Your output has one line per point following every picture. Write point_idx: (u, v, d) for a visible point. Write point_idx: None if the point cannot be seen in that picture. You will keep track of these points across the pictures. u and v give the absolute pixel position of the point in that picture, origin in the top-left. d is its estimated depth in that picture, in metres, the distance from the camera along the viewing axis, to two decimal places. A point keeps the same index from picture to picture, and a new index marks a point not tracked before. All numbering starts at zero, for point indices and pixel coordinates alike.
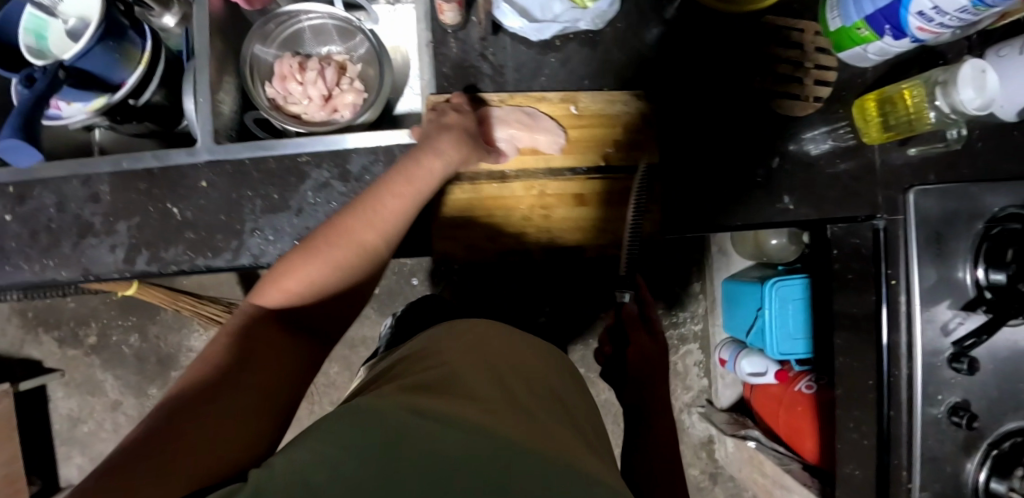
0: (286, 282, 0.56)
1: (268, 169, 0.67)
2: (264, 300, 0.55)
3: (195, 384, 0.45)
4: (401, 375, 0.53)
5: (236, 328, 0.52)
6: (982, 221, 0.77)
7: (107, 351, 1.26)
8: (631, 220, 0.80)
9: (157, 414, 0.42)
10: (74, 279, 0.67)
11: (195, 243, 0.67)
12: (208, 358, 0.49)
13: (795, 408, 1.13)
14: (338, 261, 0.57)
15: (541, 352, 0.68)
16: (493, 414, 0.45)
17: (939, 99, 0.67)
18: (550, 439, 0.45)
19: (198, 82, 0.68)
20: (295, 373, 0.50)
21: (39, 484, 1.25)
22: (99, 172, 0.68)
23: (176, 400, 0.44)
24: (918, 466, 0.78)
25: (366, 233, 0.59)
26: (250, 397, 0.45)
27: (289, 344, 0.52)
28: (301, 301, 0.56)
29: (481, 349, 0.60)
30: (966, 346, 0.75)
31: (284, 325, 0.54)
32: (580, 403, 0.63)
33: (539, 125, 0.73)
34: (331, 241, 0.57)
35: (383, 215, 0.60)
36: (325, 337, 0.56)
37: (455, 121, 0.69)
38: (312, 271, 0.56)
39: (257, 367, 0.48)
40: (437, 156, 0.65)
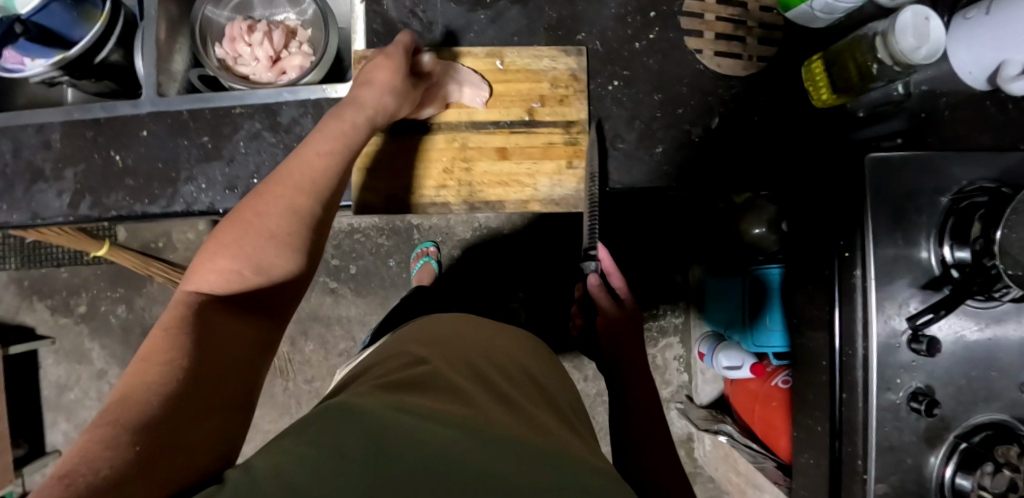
0: (219, 262, 0.51)
1: (204, 118, 0.71)
2: (200, 283, 0.50)
3: (145, 383, 0.41)
4: (386, 364, 0.54)
5: (178, 316, 0.47)
6: (948, 194, 0.70)
7: (96, 320, 1.31)
8: (556, 175, 0.76)
9: (110, 422, 0.38)
10: (23, 222, 0.71)
11: (135, 190, 0.71)
12: (150, 351, 0.43)
13: (771, 404, 1.03)
14: (278, 231, 0.53)
15: (514, 340, 0.64)
16: (476, 406, 0.47)
17: (880, 51, 0.63)
18: (540, 426, 0.48)
19: (145, 39, 0.72)
20: (253, 352, 0.48)
21: (25, 447, 1.30)
22: (51, 122, 0.71)
23: (127, 404, 0.39)
24: (873, 455, 0.70)
25: (298, 197, 0.55)
26: (210, 392, 0.42)
27: (238, 330, 0.48)
28: (243, 280, 0.51)
29: (456, 332, 0.61)
30: (920, 324, 0.67)
31: (231, 307, 0.50)
32: (553, 376, 0.61)
33: (465, 78, 0.74)
34: (268, 205, 0.54)
35: (318, 178, 0.57)
36: (278, 314, 0.53)
37: (382, 67, 0.66)
38: (253, 245, 0.52)
39: (210, 354, 0.44)
40: (360, 105, 0.64)
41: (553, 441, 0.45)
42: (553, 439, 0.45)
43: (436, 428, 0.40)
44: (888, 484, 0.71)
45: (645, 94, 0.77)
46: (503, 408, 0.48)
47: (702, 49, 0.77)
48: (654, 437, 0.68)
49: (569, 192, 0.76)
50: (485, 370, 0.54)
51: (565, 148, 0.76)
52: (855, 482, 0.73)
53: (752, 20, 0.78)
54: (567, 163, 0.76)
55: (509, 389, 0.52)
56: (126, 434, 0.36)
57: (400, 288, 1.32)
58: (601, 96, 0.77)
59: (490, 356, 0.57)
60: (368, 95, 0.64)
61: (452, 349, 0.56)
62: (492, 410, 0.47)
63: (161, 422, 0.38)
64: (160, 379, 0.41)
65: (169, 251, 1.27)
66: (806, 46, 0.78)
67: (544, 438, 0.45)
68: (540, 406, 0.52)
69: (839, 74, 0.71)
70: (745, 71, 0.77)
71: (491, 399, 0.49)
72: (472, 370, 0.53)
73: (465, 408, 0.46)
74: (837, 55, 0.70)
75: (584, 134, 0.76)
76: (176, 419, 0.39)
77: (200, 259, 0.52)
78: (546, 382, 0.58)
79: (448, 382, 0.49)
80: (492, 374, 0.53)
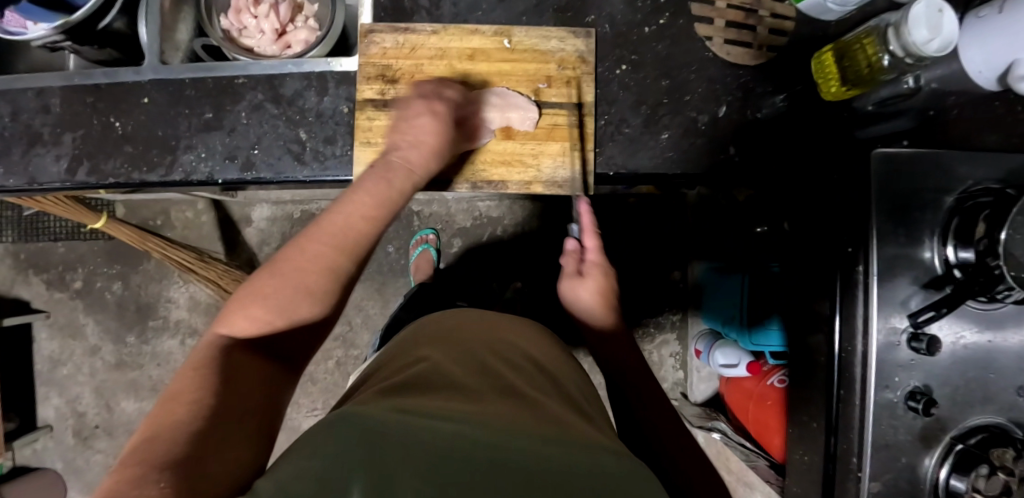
0: (252, 311, 0.52)
1: (206, 88, 0.71)
2: (230, 328, 0.51)
3: (165, 427, 0.39)
4: (392, 367, 0.54)
5: (207, 361, 0.47)
6: (952, 194, 0.69)
7: (91, 296, 1.31)
8: (560, 159, 0.75)
9: (139, 460, 0.36)
10: (19, 186, 0.70)
11: (133, 156, 0.70)
12: (172, 394, 0.43)
13: (764, 402, 1.03)
14: (317, 286, 0.54)
15: (528, 333, 0.62)
16: (480, 400, 0.47)
17: (892, 43, 0.63)
18: (548, 411, 0.47)
19: (149, 6, 0.71)
20: (271, 399, 0.48)
21: (16, 422, 1.28)
22: (51, 86, 0.71)
23: (150, 444, 0.38)
24: (869, 453, 0.69)
25: (334, 252, 0.56)
26: (235, 430, 0.42)
27: (264, 376, 0.49)
28: (272, 330, 0.52)
29: (457, 327, 0.60)
30: (922, 321, 0.67)
31: (254, 355, 0.50)
32: (565, 365, 0.59)
33: (510, 102, 0.73)
34: (311, 258, 0.55)
35: (356, 237, 0.58)
36: (292, 366, 0.53)
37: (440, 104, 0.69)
38: (289, 297, 0.52)
39: (234, 398, 0.44)
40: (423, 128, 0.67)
41: (560, 424, 0.45)
42: (560, 421, 0.46)
43: (442, 428, 0.41)
44: (882, 483, 0.70)
45: (651, 80, 0.76)
46: (509, 399, 0.48)
47: (712, 37, 0.77)
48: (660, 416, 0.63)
49: (573, 174, 0.75)
50: (495, 371, 0.52)
51: (570, 130, 0.75)
52: (849, 480, 0.72)
53: (764, 9, 0.77)
54: (572, 145, 0.75)
55: (514, 377, 0.52)
56: (155, 471, 0.35)
57: (398, 275, 1.31)
58: (609, 80, 0.76)
59: (492, 345, 0.57)
60: (429, 137, 0.67)
61: (453, 344, 0.56)
62: (498, 402, 0.47)
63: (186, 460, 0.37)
64: (181, 422, 0.40)
65: (167, 230, 1.26)
66: (816, 38, 0.77)
67: (551, 422, 0.45)
68: (546, 390, 0.52)
69: (849, 66, 0.70)
70: (755, 60, 0.76)
71: (497, 394, 0.49)
72: (475, 364, 0.53)
73: (471, 404, 0.46)
74: (847, 48, 0.70)
75: (589, 116, 0.75)
76: (207, 455, 0.38)
77: (229, 305, 0.53)
78: (554, 370, 0.57)
79: (450, 380, 0.49)
80: (496, 364, 0.53)
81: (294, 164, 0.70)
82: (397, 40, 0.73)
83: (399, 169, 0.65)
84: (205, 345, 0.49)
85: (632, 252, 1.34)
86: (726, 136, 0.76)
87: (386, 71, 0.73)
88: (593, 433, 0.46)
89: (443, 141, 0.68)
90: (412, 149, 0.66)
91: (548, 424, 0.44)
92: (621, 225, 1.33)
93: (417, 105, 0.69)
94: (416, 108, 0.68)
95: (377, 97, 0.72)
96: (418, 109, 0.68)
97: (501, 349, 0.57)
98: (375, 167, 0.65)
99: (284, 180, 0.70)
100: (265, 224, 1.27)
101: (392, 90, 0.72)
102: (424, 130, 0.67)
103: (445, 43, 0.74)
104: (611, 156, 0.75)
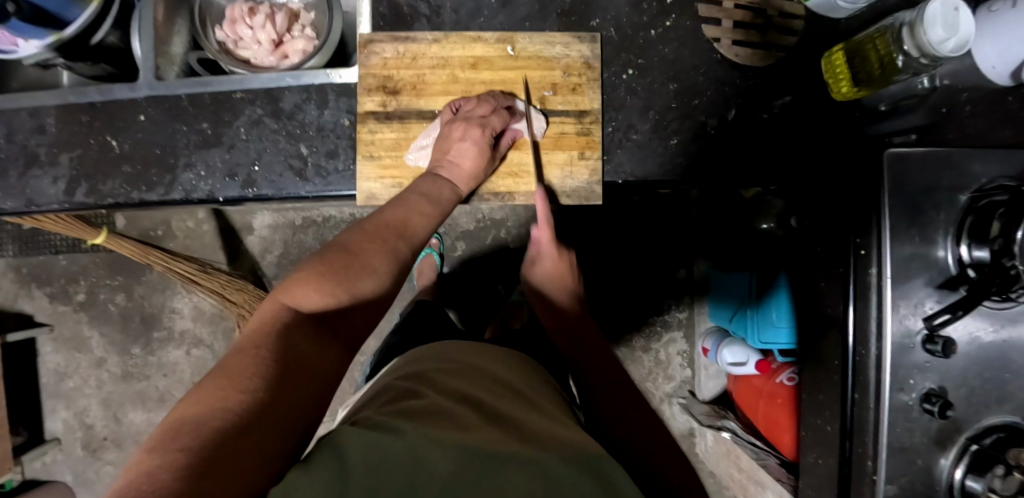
0: (320, 283, 0.52)
1: (203, 103, 0.69)
2: (296, 300, 0.51)
3: (218, 406, 0.39)
4: (381, 396, 0.53)
5: (270, 331, 0.47)
6: (966, 193, 0.67)
7: (95, 308, 1.30)
8: (565, 168, 0.74)
9: (178, 447, 0.36)
10: (17, 208, 0.69)
11: (131, 176, 0.69)
12: (231, 366, 0.43)
13: (774, 400, 1.02)
14: (379, 271, 0.56)
15: (518, 367, 0.63)
16: (467, 423, 0.46)
17: (907, 43, 0.61)
18: (535, 433, 0.47)
19: (142, 20, 0.69)
20: (327, 382, 0.47)
21: (25, 436, 1.28)
22: (46, 105, 0.69)
23: (194, 426, 0.38)
24: (884, 457, 0.68)
25: (396, 241, 0.59)
26: (283, 418, 0.42)
27: (324, 350, 0.49)
28: (336, 305, 0.52)
29: (447, 360, 0.60)
30: (937, 324, 0.65)
31: (318, 331, 0.50)
32: (545, 393, 0.59)
33: (508, 108, 0.72)
34: (370, 249, 0.57)
35: (409, 233, 0.61)
36: (354, 342, 0.53)
37: (482, 113, 0.69)
38: (360, 276, 0.54)
39: (291, 379, 0.44)
40: (460, 139, 0.67)
41: (547, 445, 0.44)
42: (546, 442, 0.45)
43: (427, 448, 0.40)
44: (898, 486, 0.69)
45: (658, 83, 0.74)
46: (493, 423, 0.47)
47: (720, 38, 0.75)
48: (652, 448, 0.59)
49: (581, 184, 0.73)
50: (479, 395, 0.52)
51: (577, 138, 0.73)
52: (864, 484, 0.71)
53: (773, 9, 0.76)
54: (579, 154, 0.74)
55: (497, 402, 0.52)
56: (197, 466, 0.35)
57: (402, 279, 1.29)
58: (615, 85, 0.74)
59: (475, 375, 0.57)
60: (470, 164, 0.68)
61: (440, 376, 0.56)
62: (485, 428, 0.46)
63: (230, 450, 0.37)
64: (236, 402, 0.40)
65: (169, 240, 1.24)
66: (826, 36, 0.75)
67: (537, 445, 0.44)
68: (529, 411, 0.52)
69: (861, 67, 0.68)
70: (763, 61, 0.75)
71: (481, 416, 0.48)
72: (462, 391, 0.52)
73: (458, 426, 0.45)
74: (859, 47, 0.68)
75: (597, 124, 0.74)
76: (249, 448, 0.38)
77: (291, 277, 0.53)
78: (540, 398, 0.56)
79: (438, 403, 0.49)
80: (479, 391, 0.53)
81: (296, 180, 0.69)
82: (397, 50, 0.72)
83: (441, 187, 0.67)
84: (269, 314, 0.50)
85: (633, 255, 1.32)
86: (735, 137, 0.74)
87: (387, 82, 0.71)
88: (580, 447, 0.45)
89: (480, 169, 0.69)
90: (453, 174, 0.68)
91: (532, 445, 0.44)
92: (626, 230, 1.32)
93: (458, 126, 0.68)
94: (459, 130, 0.68)
95: (379, 110, 0.71)
96: (461, 131, 0.68)
97: (485, 376, 0.57)
98: (417, 181, 0.68)
99: (286, 197, 0.69)
100: (266, 231, 1.25)
101: (394, 101, 0.71)
102: (466, 156, 0.68)
103: (447, 51, 0.72)
104: (619, 164, 0.74)
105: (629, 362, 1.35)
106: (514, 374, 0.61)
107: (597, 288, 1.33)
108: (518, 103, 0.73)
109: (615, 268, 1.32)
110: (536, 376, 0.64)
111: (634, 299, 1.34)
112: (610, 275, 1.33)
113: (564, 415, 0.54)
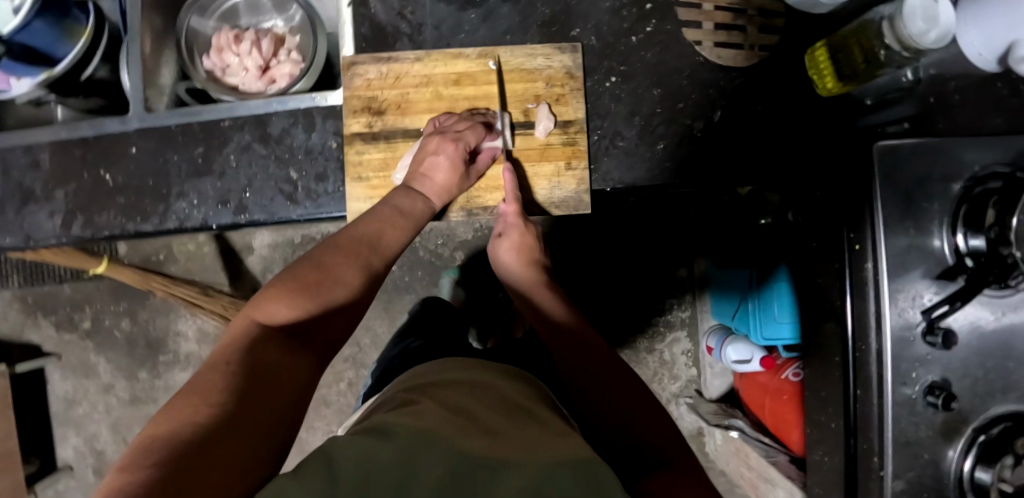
0: (290, 297, 0.53)
1: (193, 133, 0.70)
2: (267, 314, 0.52)
3: (190, 420, 0.40)
4: (377, 409, 0.54)
5: (242, 345, 0.48)
6: (959, 182, 0.66)
7: (100, 335, 1.31)
8: (552, 182, 0.74)
9: (152, 457, 0.37)
10: (16, 245, 0.70)
11: (126, 208, 0.70)
12: (204, 382, 0.44)
13: (781, 397, 1.02)
14: (349, 282, 0.58)
15: (513, 379, 0.64)
16: (464, 432, 0.46)
17: (888, 37, 0.61)
18: (531, 444, 0.46)
19: (130, 53, 0.71)
20: (302, 394, 0.48)
21: (37, 464, 1.29)
22: (39, 143, 0.70)
23: (170, 438, 0.38)
24: (890, 453, 0.67)
25: (368, 254, 0.60)
26: (259, 426, 0.42)
27: (297, 360, 0.50)
28: (306, 318, 0.54)
29: (443, 374, 0.61)
30: (936, 317, 0.65)
31: (290, 341, 0.51)
32: (538, 401, 0.59)
33: (492, 126, 0.73)
34: (341, 262, 0.58)
35: (383, 245, 0.62)
36: (326, 354, 0.54)
37: (464, 128, 0.70)
38: (329, 289, 0.56)
39: (264, 389, 0.45)
40: (436, 153, 0.68)
41: (539, 451, 0.45)
42: (539, 448, 0.45)
43: (419, 453, 0.41)
44: (905, 481, 0.68)
45: (644, 88, 0.74)
46: (492, 435, 0.47)
47: (702, 41, 0.75)
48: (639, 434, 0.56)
49: (569, 194, 0.73)
50: (474, 407, 0.52)
51: (563, 149, 0.73)
52: (871, 480, 0.70)
53: (753, 9, 0.76)
54: (566, 165, 0.74)
55: (493, 414, 0.52)
56: (169, 474, 0.35)
57: (402, 292, 1.29)
58: (599, 93, 0.75)
59: (470, 386, 0.57)
60: (443, 178, 0.68)
61: (441, 388, 0.56)
62: (481, 438, 0.46)
63: (206, 456, 0.37)
64: (207, 414, 0.40)
65: (169, 264, 1.26)
66: (809, 33, 0.75)
67: (530, 451, 0.44)
68: (522, 421, 0.52)
69: (844, 61, 0.68)
70: (747, 61, 0.75)
71: (477, 427, 0.48)
72: (462, 404, 0.52)
73: (455, 433, 0.45)
74: (842, 42, 0.68)
75: (581, 134, 0.74)
76: (224, 454, 0.38)
77: (262, 294, 0.55)
78: (532, 406, 0.56)
79: (439, 412, 0.49)
80: (474, 402, 0.53)
81: (287, 204, 0.70)
82: (380, 70, 0.72)
83: (415, 199, 0.68)
84: (241, 330, 0.51)
85: (632, 254, 1.32)
86: (722, 137, 0.74)
87: (372, 102, 0.72)
88: (571, 450, 0.45)
89: (453, 183, 0.70)
90: (425, 187, 0.68)
91: (525, 454, 0.44)
92: (624, 232, 1.32)
93: (434, 139, 0.69)
94: (434, 143, 0.68)
95: (365, 131, 0.71)
96: (436, 145, 0.68)
97: (479, 388, 0.58)
98: (391, 194, 0.68)
99: (278, 221, 0.69)
100: (266, 251, 1.26)
101: (378, 122, 0.72)
102: (439, 170, 0.68)
103: (430, 69, 0.73)
104: (607, 172, 0.74)
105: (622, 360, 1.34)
106: (505, 383, 0.61)
107: (585, 289, 1.33)
108: (500, 119, 0.73)
109: (611, 268, 1.32)
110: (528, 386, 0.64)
111: (633, 299, 1.33)
112: (601, 278, 1.33)
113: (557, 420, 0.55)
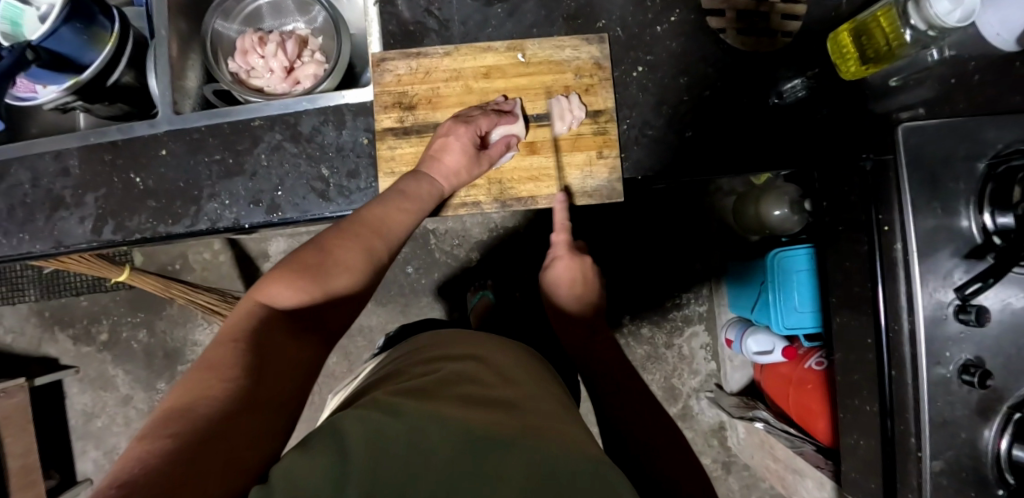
0: (295, 279, 0.53)
1: (223, 134, 0.70)
2: (271, 296, 0.52)
3: (201, 394, 0.39)
4: (389, 380, 0.54)
5: (249, 327, 0.48)
6: (983, 160, 0.65)
7: (118, 347, 1.31)
8: (585, 169, 0.75)
9: (166, 432, 0.36)
10: (46, 251, 0.70)
11: (158, 210, 0.70)
12: (213, 357, 0.43)
13: (806, 386, 1.01)
14: (353, 267, 0.57)
15: (522, 358, 0.63)
16: (467, 404, 0.46)
17: (914, 17, 0.64)
18: (539, 418, 0.46)
19: (158, 58, 0.71)
20: (306, 376, 0.48)
21: (57, 478, 1.29)
22: (68, 148, 0.71)
23: (182, 414, 0.38)
24: (928, 433, 0.66)
25: (373, 240, 0.60)
26: (270, 404, 0.42)
27: (297, 343, 0.49)
28: (309, 302, 0.53)
29: (453, 348, 0.60)
30: (969, 294, 0.63)
31: (292, 326, 0.51)
32: (549, 383, 0.58)
33: (510, 112, 0.73)
34: (346, 247, 0.58)
35: (388, 232, 0.62)
36: (328, 340, 0.54)
37: (479, 114, 0.70)
38: (334, 273, 0.55)
39: (269, 372, 0.44)
40: (451, 136, 0.69)
41: (548, 432, 0.43)
42: (549, 429, 0.44)
43: (431, 427, 0.40)
44: (944, 461, 0.66)
45: (669, 78, 0.75)
46: (495, 405, 0.47)
47: (725, 29, 0.76)
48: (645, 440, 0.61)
49: (602, 183, 0.74)
50: (487, 383, 0.51)
51: (594, 139, 0.74)
52: (909, 462, 0.68)
53: None
54: (597, 154, 0.74)
55: (504, 389, 0.51)
56: (190, 444, 0.35)
57: (420, 294, 1.29)
58: (627, 83, 0.75)
59: (480, 362, 0.56)
60: (453, 160, 0.69)
61: (454, 362, 0.55)
62: (487, 408, 0.45)
63: (218, 431, 0.37)
64: (220, 390, 0.40)
65: (186, 272, 1.26)
66: (829, 20, 0.76)
67: (537, 429, 0.43)
68: (532, 397, 0.51)
69: (867, 44, 0.70)
70: (772, 47, 0.76)
71: (488, 400, 0.47)
72: (467, 375, 0.52)
73: (458, 409, 0.44)
74: (864, 27, 0.70)
75: (612, 123, 0.74)
76: (237, 430, 0.38)
77: (266, 276, 0.54)
78: (536, 384, 0.55)
79: (440, 387, 0.49)
80: (487, 378, 0.53)
81: (320, 201, 0.70)
82: (410, 66, 0.73)
83: (423, 183, 0.68)
84: (246, 311, 0.50)
85: (648, 244, 1.30)
86: (746, 122, 0.75)
87: (402, 98, 0.73)
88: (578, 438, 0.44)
89: (464, 167, 0.69)
90: (435, 169, 0.69)
91: (530, 427, 0.43)
92: (644, 223, 1.29)
93: (447, 124, 0.70)
94: (446, 128, 0.70)
95: (396, 126, 0.72)
96: (448, 129, 0.69)
97: (490, 364, 0.56)
98: (402, 181, 0.68)
99: (311, 218, 0.70)
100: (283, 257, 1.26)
101: (410, 116, 0.72)
102: (450, 152, 0.69)
103: (459, 63, 0.74)
104: (637, 161, 0.75)
105: (631, 354, 1.32)
106: (513, 360, 0.60)
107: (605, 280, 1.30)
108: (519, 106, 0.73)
109: (626, 259, 1.30)
110: (537, 364, 0.64)
111: (644, 287, 1.31)
112: (620, 265, 1.30)
113: (558, 397, 0.55)
